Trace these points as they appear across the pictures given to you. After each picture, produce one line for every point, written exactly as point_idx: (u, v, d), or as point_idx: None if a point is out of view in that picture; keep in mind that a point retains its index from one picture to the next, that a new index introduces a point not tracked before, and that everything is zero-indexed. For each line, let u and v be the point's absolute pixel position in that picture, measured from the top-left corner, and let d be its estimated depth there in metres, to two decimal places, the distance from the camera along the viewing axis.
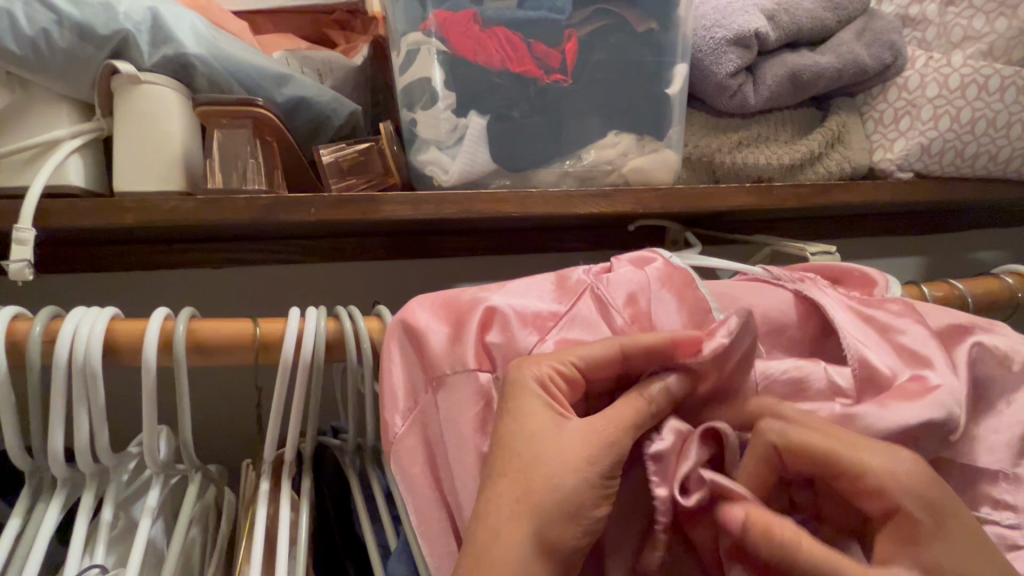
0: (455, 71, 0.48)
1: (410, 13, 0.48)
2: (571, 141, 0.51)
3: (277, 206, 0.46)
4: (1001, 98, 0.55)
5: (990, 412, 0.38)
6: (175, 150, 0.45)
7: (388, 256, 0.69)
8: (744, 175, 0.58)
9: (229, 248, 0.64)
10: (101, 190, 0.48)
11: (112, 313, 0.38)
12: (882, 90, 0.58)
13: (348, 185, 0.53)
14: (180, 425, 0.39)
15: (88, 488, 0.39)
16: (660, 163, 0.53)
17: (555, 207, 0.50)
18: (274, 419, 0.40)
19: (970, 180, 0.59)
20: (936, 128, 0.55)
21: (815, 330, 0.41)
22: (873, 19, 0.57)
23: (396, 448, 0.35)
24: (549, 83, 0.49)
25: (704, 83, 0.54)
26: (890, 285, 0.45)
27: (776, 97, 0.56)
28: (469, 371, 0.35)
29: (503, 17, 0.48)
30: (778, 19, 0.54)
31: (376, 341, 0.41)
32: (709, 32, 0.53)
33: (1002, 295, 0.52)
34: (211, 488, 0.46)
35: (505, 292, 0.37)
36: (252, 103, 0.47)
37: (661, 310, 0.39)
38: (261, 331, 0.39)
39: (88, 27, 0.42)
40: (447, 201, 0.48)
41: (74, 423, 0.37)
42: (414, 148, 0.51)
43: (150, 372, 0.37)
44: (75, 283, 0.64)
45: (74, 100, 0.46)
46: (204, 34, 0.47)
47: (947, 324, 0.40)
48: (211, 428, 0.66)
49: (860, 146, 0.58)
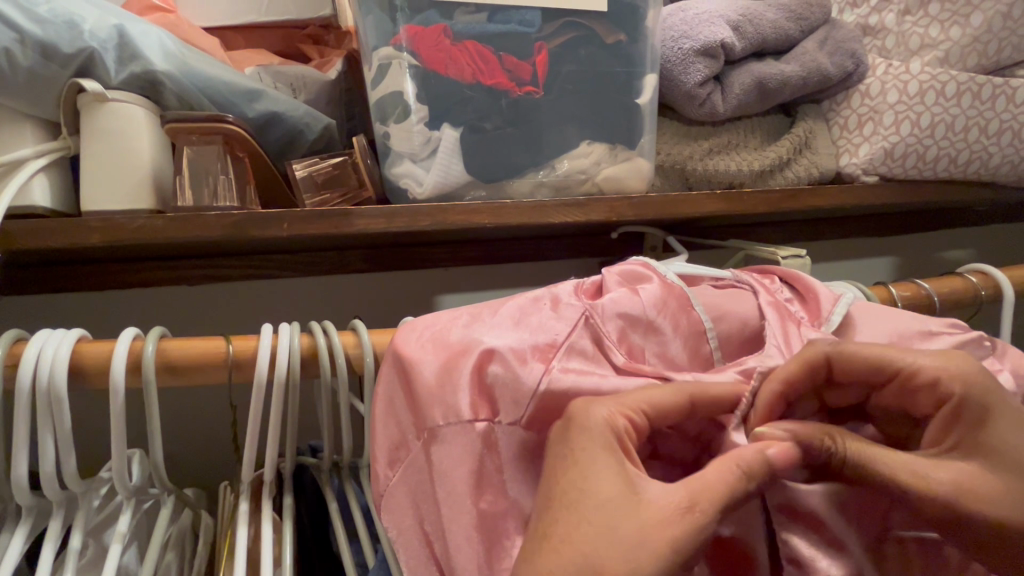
0: (426, 85, 0.48)
1: (381, 27, 0.48)
2: (545, 151, 0.52)
3: (251, 223, 0.46)
4: (958, 103, 0.56)
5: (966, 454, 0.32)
6: (142, 167, 0.45)
7: (366, 268, 0.69)
8: (715, 181, 0.59)
9: (204, 264, 0.63)
10: (67, 210, 0.47)
11: (78, 334, 0.37)
12: (845, 96, 0.60)
13: (321, 200, 0.52)
14: (151, 448, 0.38)
15: (55, 516, 0.37)
16: (633, 171, 0.54)
17: (529, 216, 0.50)
18: (250, 440, 0.39)
19: (932, 182, 0.60)
20: (897, 133, 0.57)
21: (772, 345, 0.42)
22: (835, 28, 0.59)
23: (387, 499, 0.35)
24: (521, 95, 0.50)
25: (674, 92, 0.55)
26: (838, 303, 0.42)
27: (743, 105, 0.57)
28: (464, 423, 0.34)
29: (473, 31, 0.48)
30: (743, 29, 0.55)
31: (351, 357, 0.40)
32: (676, 43, 0.54)
33: (966, 294, 0.53)
34: (190, 510, 0.45)
35: (498, 332, 0.36)
36: (222, 119, 0.46)
37: (659, 333, 0.39)
38: (233, 349, 0.38)
39: (50, 44, 0.41)
40: (422, 214, 0.48)
41: (40, 448, 0.36)
42: (388, 161, 0.51)
43: (119, 395, 0.36)
44: (42, 305, 0.62)
45: (38, 118, 0.45)
46: (172, 50, 0.47)
47: (911, 330, 0.41)
48: (189, 449, 0.65)
49: (827, 151, 0.60)
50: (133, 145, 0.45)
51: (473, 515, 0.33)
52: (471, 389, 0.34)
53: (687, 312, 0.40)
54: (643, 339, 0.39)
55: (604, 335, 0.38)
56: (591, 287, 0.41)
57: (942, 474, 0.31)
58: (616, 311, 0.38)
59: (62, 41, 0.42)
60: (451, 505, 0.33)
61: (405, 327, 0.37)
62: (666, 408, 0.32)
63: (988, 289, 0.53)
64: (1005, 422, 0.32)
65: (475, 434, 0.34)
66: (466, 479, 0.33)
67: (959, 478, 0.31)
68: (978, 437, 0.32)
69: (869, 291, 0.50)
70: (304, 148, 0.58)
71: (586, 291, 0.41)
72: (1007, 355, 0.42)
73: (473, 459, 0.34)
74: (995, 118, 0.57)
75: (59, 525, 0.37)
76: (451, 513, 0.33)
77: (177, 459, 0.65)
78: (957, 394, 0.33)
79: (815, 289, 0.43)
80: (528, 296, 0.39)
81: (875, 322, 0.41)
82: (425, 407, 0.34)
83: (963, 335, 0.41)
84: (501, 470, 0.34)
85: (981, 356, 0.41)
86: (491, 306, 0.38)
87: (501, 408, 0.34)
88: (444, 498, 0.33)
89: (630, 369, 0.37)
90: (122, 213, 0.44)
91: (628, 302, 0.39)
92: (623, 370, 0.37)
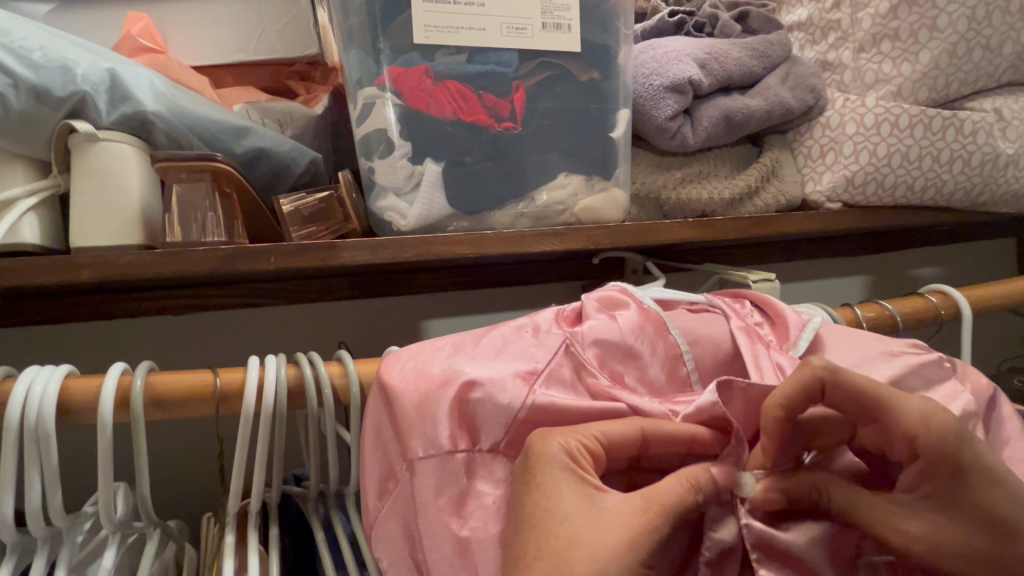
0: (409, 123, 0.50)
1: (365, 67, 0.50)
2: (525, 184, 0.54)
3: (236, 257, 0.46)
4: (911, 134, 0.60)
5: (948, 494, 0.33)
6: (132, 204, 0.46)
7: (353, 295, 0.69)
8: (688, 210, 0.61)
9: (191, 295, 0.64)
10: (56, 246, 0.48)
11: (67, 369, 0.38)
12: (808, 127, 0.63)
13: (308, 233, 0.54)
14: (138, 482, 0.39)
15: (40, 553, 0.38)
16: (609, 201, 0.56)
17: (510, 246, 0.52)
18: (237, 471, 0.39)
19: (891, 207, 0.63)
20: (857, 162, 0.60)
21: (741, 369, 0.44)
22: (795, 65, 0.63)
23: (375, 531, 0.36)
24: (500, 131, 0.52)
25: (646, 125, 0.58)
26: (807, 326, 0.44)
27: (712, 137, 0.60)
28: (446, 453, 0.35)
29: (454, 71, 0.50)
30: (710, 67, 0.59)
31: (337, 386, 0.41)
32: (648, 80, 0.57)
33: (927, 315, 0.56)
34: (172, 544, 0.45)
35: (479, 362, 0.37)
36: (211, 158, 0.48)
37: (637, 359, 0.41)
38: (221, 381, 0.39)
39: (44, 89, 0.43)
40: (406, 245, 0.50)
41: (26, 484, 0.36)
42: (372, 195, 0.53)
43: (107, 431, 0.37)
44: (27, 339, 0.62)
45: (29, 158, 0.47)
46: (162, 90, 0.49)
47: (874, 352, 0.43)
48: (172, 481, 0.65)
49: (793, 179, 0.63)
50: (123, 183, 0.46)
51: (454, 543, 0.34)
52: (452, 419, 0.35)
53: (663, 337, 0.42)
54: (622, 365, 0.41)
55: (584, 363, 0.39)
56: (571, 314, 0.43)
57: (911, 526, 0.32)
58: (594, 339, 0.40)
59: (56, 85, 0.43)
60: (434, 534, 0.34)
61: (390, 358, 0.39)
62: (619, 438, 0.34)
63: (948, 308, 0.56)
64: (986, 477, 0.33)
65: (460, 466, 0.35)
66: (450, 507, 0.34)
67: (923, 529, 0.32)
68: (955, 488, 0.32)
69: (835, 313, 0.52)
70: (292, 181, 0.59)
71: (566, 318, 0.43)
72: (966, 376, 0.44)
73: (455, 487, 0.35)
74: (946, 147, 0.61)
75: (44, 561, 0.37)
76: (436, 543, 0.34)
77: (160, 492, 0.65)
78: (929, 454, 0.33)
79: (783, 314, 0.45)
80: (510, 326, 0.40)
81: (838, 344, 0.43)
82: (408, 437, 0.35)
83: (923, 356, 0.43)
84: (484, 497, 0.35)
85: (942, 377, 0.43)
86: (474, 336, 0.40)
87: (481, 435, 0.36)
88: (428, 529, 0.34)
89: (609, 397, 0.38)
90: (111, 249, 0.45)
91: (605, 329, 0.41)
92: (602, 397, 0.38)
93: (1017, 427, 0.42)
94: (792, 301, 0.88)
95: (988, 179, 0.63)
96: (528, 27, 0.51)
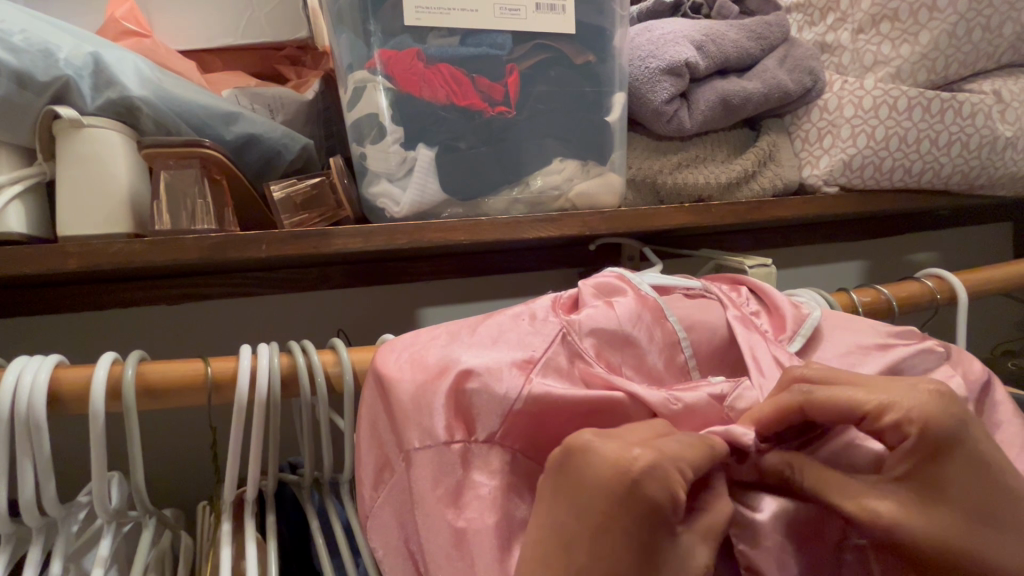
0: (401, 107, 0.49)
1: (355, 50, 0.49)
2: (521, 169, 0.53)
3: (226, 245, 0.46)
4: (910, 117, 0.59)
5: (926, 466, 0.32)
6: (120, 192, 0.45)
7: (348, 283, 0.69)
8: (685, 194, 0.61)
9: (184, 284, 0.63)
10: (43, 235, 0.47)
11: (56, 359, 0.38)
12: (806, 111, 0.63)
13: (300, 220, 0.53)
14: (132, 470, 0.38)
15: (35, 542, 0.37)
16: (605, 186, 0.55)
17: (504, 232, 0.51)
18: (232, 459, 0.39)
19: (888, 191, 0.63)
20: (855, 145, 0.59)
21: (737, 356, 0.43)
22: (793, 47, 0.62)
23: (370, 522, 0.36)
24: (493, 115, 0.51)
25: (642, 109, 0.57)
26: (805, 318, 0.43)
27: (708, 120, 0.59)
28: (441, 444, 0.35)
29: (446, 54, 0.49)
30: (707, 49, 0.58)
31: (331, 374, 0.41)
32: (644, 62, 0.56)
33: (922, 299, 0.55)
34: (167, 533, 0.45)
35: (474, 350, 0.37)
36: (199, 144, 0.47)
37: (635, 346, 0.41)
38: (212, 370, 0.39)
39: (26, 73, 0.42)
40: (399, 232, 0.49)
41: (18, 474, 0.36)
42: (365, 181, 0.52)
43: (99, 420, 0.36)
44: (19, 328, 0.61)
45: (13, 145, 0.46)
46: (148, 76, 0.48)
47: (871, 337, 0.43)
48: (168, 471, 0.65)
49: (790, 162, 0.63)
50: (110, 171, 0.45)
51: (451, 534, 0.33)
52: (447, 409, 0.35)
53: (661, 324, 0.42)
54: (619, 353, 0.40)
55: (580, 352, 0.39)
56: (568, 301, 0.43)
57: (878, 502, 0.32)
58: (591, 327, 0.40)
59: (38, 70, 0.42)
60: (430, 525, 0.34)
61: (386, 346, 0.39)
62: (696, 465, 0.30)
63: (944, 293, 0.56)
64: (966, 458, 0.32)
65: (454, 455, 0.35)
66: (447, 498, 0.34)
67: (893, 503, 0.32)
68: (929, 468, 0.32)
69: (831, 298, 0.52)
70: (284, 168, 0.59)
71: (562, 305, 0.42)
72: (961, 361, 0.44)
73: (452, 478, 0.34)
74: (945, 130, 0.60)
75: (38, 551, 0.37)
76: (432, 535, 0.34)
77: (155, 481, 0.65)
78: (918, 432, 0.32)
79: (780, 303, 0.44)
80: (507, 314, 0.40)
81: (834, 330, 0.43)
82: (403, 428, 0.35)
83: (918, 341, 0.43)
84: (480, 488, 0.35)
85: (935, 364, 0.43)
86: (469, 324, 0.39)
87: (477, 425, 0.35)
88: (424, 521, 0.34)
89: (607, 384, 0.38)
90: (100, 238, 0.44)
91: (603, 316, 0.40)
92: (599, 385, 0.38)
93: (1011, 412, 0.42)
94: (788, 286, 0.88)
95: (986, 163, 0.63)
96: (521, 8, 0.50)
